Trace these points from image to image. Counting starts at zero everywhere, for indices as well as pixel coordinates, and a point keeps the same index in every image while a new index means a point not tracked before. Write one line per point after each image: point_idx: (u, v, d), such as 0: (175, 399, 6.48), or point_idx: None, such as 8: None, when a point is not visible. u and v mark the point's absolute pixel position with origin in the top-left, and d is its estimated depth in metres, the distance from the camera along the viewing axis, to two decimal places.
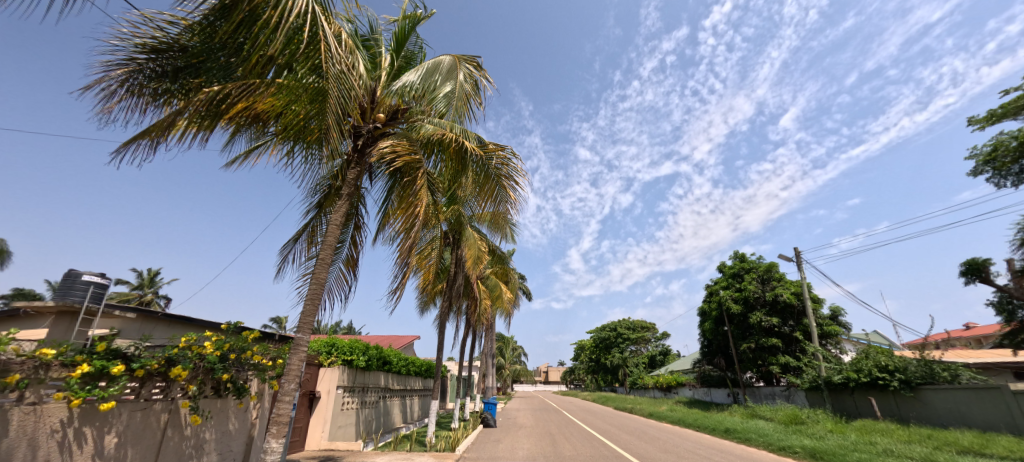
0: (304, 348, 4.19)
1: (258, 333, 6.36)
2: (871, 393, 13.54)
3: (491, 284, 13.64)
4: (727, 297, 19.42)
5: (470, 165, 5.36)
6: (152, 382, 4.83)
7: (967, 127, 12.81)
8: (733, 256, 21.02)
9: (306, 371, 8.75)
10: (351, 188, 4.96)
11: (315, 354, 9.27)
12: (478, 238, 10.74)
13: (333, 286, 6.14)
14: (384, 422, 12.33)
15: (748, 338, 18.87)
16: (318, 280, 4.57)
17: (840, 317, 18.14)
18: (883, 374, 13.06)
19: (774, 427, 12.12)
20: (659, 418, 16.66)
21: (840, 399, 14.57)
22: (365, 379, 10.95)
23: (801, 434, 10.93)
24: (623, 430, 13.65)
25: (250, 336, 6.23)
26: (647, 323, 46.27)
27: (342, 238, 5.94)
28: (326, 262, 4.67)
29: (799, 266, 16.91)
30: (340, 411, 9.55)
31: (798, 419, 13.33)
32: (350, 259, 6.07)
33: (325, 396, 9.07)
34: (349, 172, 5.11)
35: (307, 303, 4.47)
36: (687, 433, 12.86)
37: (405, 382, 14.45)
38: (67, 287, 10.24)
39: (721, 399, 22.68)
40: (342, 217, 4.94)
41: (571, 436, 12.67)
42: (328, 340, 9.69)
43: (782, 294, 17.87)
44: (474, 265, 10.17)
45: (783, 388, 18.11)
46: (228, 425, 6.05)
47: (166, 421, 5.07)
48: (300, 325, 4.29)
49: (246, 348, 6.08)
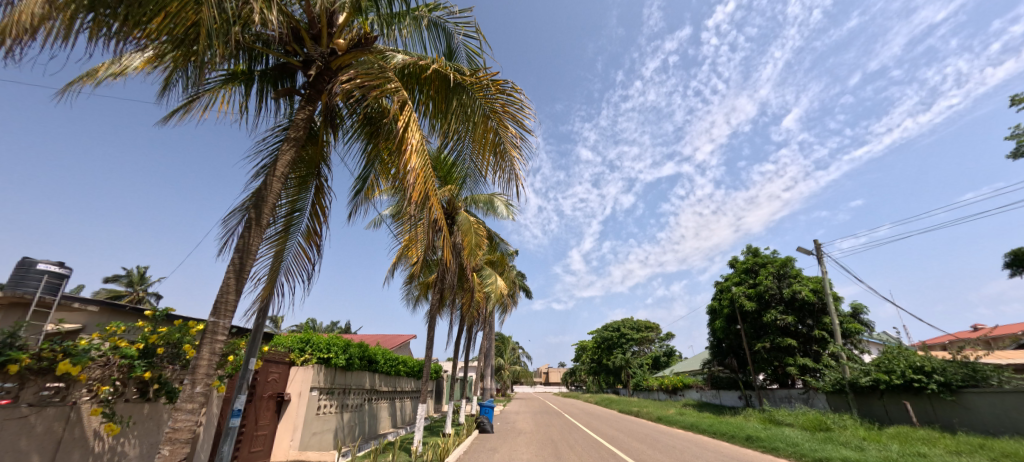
0: (220, 336, 3.05)
1: (201, 324, 5.29)
2: (904, 397, 12.38)
3: (488, 273, 12.52)
4: (740, 294, 18.27)
5: (458, 101, 4.10)
6: (36, 382, 3.75)
7: (1012, 106, 11.64)
8: (745, 250, 19.86)
9: (272, 370, 7.65)
10: (300, 131, 3.83)
11: (285, 351, 8.21)
12: (473, 222, 9.65)
13: (291, 265, 4.93)
14: (370, 426, 11.24)
15: (762, 337, 17.72)
16: (252, 247, 3.34)
17: (863, 315, 16.96)
18: (918, 376, 11.89)
19: (801, 434, 11.01)
20: (669, 422, 15.52)
21: (867, 403, 13.43)
22: (347, 380, 9.85)
23: (834, 443, 9.84)
24: (634, 437, 12.45)
25: (192, 327, 5.17)
26: (650, 323, 45.18)
27: (298, 206, 4.85)
28: (264, 223, 3.45)
29: (820, 259, 15.74)
30: (315, 416, 8.45)
31: (823, 426, 12.18)
32: (311, 232, 4.96)
33: (296, 399, 7.97)
34: (299, 112, 3.97)
35: (230, 275, 3.25)
36: (704, 440, 11.73)
37: (395, 383, 13.35)
38: (19, 276, 8.72)
39: (731, 402, 21.52)
40: (289, 166, 3.74)
41: (577, 444, 11.49)
42: (301, 337, 8.60)
43: (800, 290, 16.67)
44: (470, 253, 9.02)
45: (801, 391, 16.94)
46: (159, 436, 4.94)
47: (62, 432, 3.96)
48: (217, 306, 3.12)
49: (183, 341, 5.00)
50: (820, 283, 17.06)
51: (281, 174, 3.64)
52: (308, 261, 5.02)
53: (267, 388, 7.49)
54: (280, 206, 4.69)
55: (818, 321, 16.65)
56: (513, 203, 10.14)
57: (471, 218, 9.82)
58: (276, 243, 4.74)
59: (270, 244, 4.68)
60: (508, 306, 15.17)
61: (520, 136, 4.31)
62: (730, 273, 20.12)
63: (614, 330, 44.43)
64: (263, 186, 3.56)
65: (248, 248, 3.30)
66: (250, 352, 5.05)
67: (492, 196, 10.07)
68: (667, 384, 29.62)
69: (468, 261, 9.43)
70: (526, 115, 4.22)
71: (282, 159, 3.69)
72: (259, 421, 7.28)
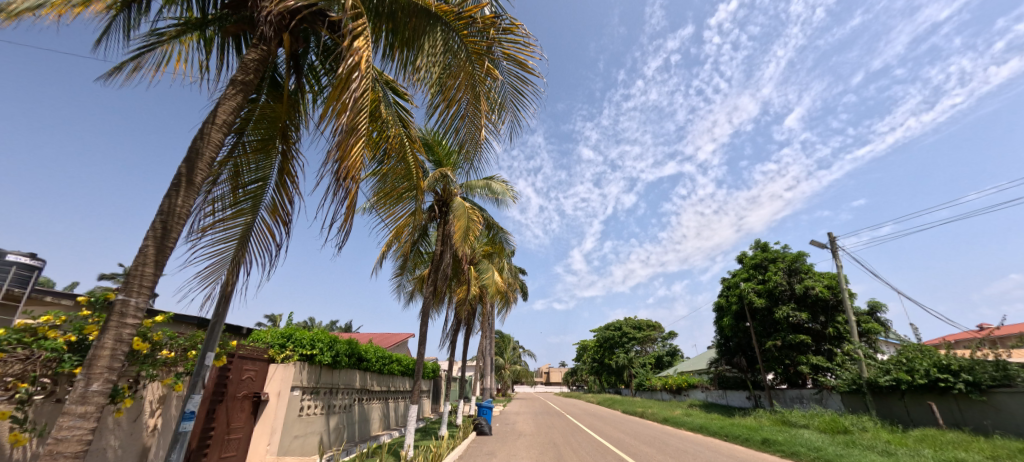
0: (131, 319, 2.37)
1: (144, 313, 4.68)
2: (927, 397, 11.68)
3: (486, 267, 11.84)
4: (750, 290, 17.52)
5: (444, 40, 3.44)
6: None
7: None
8: (754, 246, 19.10)
9: (247, 368, 6.98)
10: (250, 72, 3.12)
11: (263, 346, 7.59)
12: (468, 207, 9.06)
13: (253, 244, 4.27)
14: (360, 428, 10.57)
15: (773, 335, 17.00)
16: (180, 210, 2.64)
17: (879, 313, 16.21)
18: (944, 375, 11.18)
19: (820, 437, 10.34)
20: (676, 423, 14.82)
21: (886, 404, 12.75)
22: (333, 379, 9.18)
23: (860, 448, 9.17)
24: (641, 440, 11.73)
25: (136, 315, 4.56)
26: (653, 322, 44.53)
27: (261, 176, 4.19)
28: (195, 181, 2.75)
29: (835, 254, 15.00)
30: (298, 418, 7.79)
31: (841, 428, 11.49)
32: (277, 206, 4.30)
33: (274, 399, 7.29)
34: (251, 52, 3.27)
35: (150, 244, 2.55)
36: (716, 443, 11.04)
37: (389, 382, 12.66)
38: None
39: (738, 403, 20.82)
40: (234, 115, 3.02)
41: (581, 447, 10.79)
42: (283, 332, 7.96)
43: (813, 286, 15.95)
44: (462, 239, 8.39)
45: (814, 391, 16.20)
46: (99, 442, 4.31)
47: None
48: (128, 281, 2.42)
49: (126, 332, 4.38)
50: (834, 279, 16.32)
51: (223, 123, 2.94)
52: (273, 240, 4.36)
53: (242, 387, 6.82)
54: (244, 175, 4.11)
55: (832, 318, 15.90)
56: (513, 188, 9.43)
57: (466, 205, 9.18)
58: (235, 216, 4.11)
59: (229, 218, 4.07)
60: (508, 301, 14.52)
61: (521, 83, 3.70)
62: (738, 269, 19.38)
63: (616, 329, 43.80)
64: (199, 136, 2.86)
65: (173, 212, 2.61)
66: (205, 347, 4.38)
67: (490, 180, 9.41)
68: (672, 385, 28.87)
69: (461, 249, 8.78)
70: (526, 58, 3.57)
71: (226, 103, 2.98)
72: (232, 423, 6.62)
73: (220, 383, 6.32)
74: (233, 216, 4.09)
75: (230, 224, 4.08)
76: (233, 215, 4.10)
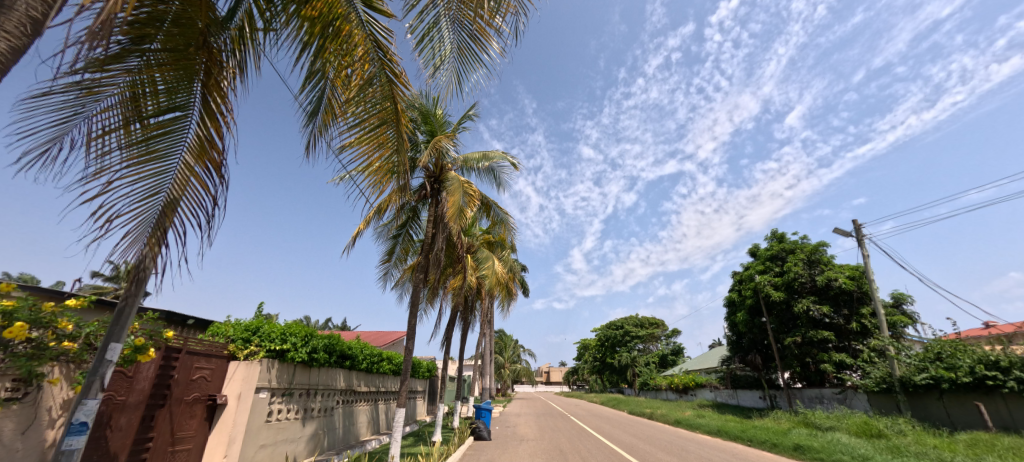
0: None
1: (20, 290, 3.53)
2: (972, 397, 10.62)
3: (485, 258, 10.70)
4: (766, 283, 16.42)
5: None
6: None
7: None
8: (769, 236, 17.99)
9: (200, 367, 5.88)
10: None
11: (223, 341, 6.49)
12: (464, 182, 7.97)
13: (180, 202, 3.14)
14: (345, 433, 9.51)
15: (791, 330, 15.92)
16: None
17: (906, 306, 15.12)
18: (993, 373, 10.12)
19: (859, 442, 9.30)
20: (690, 426, 13.69)
21: (922, 404, 11.70)
22: (310, 378, 8.08)
23: (909, 456, 8.11)
24: (657, 447, 10.57)
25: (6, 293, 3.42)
26: (656, 320, 43.47)
27: (179, 103, 3.10)
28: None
29: (861, 242, 13.90)
30: (265, 424, 6.71)
31: (875, 431, 10.45)
32: (205, 147, 3.22)
33: (233, 404, 6.17)
34: None
35: None
36: (741, 449, 9.97)
37: (378, 382, 11.59)
38: None
39: (751, 403, 19.78)
40: None
41: (591, 454, 9.64)
42: (247, 325, 6.87)
43: (836, 278, 14.89)
44: (455, 216, 7.28)
45: (836, 390, 15.12)
46: None
47: None
48: None
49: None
50: (857, 270, 15.29)
51: None
52: (206, 195, 3.26)
53: (191, 389, 5.72)
54: (155, 102, 3.03)
55: (856, 311, 14.86)
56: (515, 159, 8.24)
57: (462, 179, 8.07)
58: (149, 160, 3.02)
59: (140, 161, 2.98)
60: (508, 295, 13.39)
61: None
62: (751, 262, 18.28)
63: (618, 328, 42.74)
64: None
65: None
66: (108, 337, 3.25)
67: (487, 152, 8.24)
68: (678, 384, 27.78)
69: (455, 229, 7.69)
70: None
71: None
72: (179, 431, 5.51)
73: (161, 383, 5.22)
74: (145, 159, 2.99)
75: (145, 170, 2.98)
76: (145, 158, 3.00)
